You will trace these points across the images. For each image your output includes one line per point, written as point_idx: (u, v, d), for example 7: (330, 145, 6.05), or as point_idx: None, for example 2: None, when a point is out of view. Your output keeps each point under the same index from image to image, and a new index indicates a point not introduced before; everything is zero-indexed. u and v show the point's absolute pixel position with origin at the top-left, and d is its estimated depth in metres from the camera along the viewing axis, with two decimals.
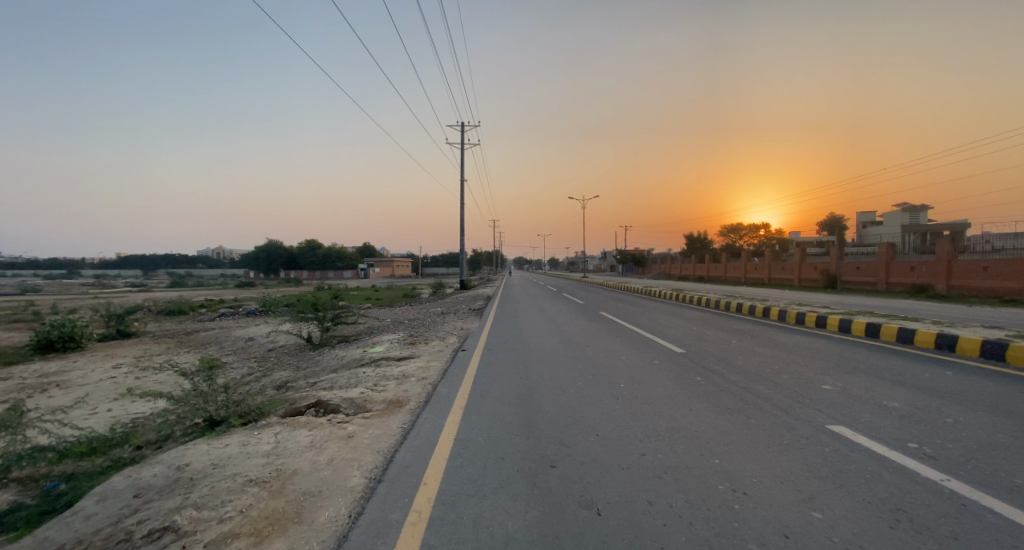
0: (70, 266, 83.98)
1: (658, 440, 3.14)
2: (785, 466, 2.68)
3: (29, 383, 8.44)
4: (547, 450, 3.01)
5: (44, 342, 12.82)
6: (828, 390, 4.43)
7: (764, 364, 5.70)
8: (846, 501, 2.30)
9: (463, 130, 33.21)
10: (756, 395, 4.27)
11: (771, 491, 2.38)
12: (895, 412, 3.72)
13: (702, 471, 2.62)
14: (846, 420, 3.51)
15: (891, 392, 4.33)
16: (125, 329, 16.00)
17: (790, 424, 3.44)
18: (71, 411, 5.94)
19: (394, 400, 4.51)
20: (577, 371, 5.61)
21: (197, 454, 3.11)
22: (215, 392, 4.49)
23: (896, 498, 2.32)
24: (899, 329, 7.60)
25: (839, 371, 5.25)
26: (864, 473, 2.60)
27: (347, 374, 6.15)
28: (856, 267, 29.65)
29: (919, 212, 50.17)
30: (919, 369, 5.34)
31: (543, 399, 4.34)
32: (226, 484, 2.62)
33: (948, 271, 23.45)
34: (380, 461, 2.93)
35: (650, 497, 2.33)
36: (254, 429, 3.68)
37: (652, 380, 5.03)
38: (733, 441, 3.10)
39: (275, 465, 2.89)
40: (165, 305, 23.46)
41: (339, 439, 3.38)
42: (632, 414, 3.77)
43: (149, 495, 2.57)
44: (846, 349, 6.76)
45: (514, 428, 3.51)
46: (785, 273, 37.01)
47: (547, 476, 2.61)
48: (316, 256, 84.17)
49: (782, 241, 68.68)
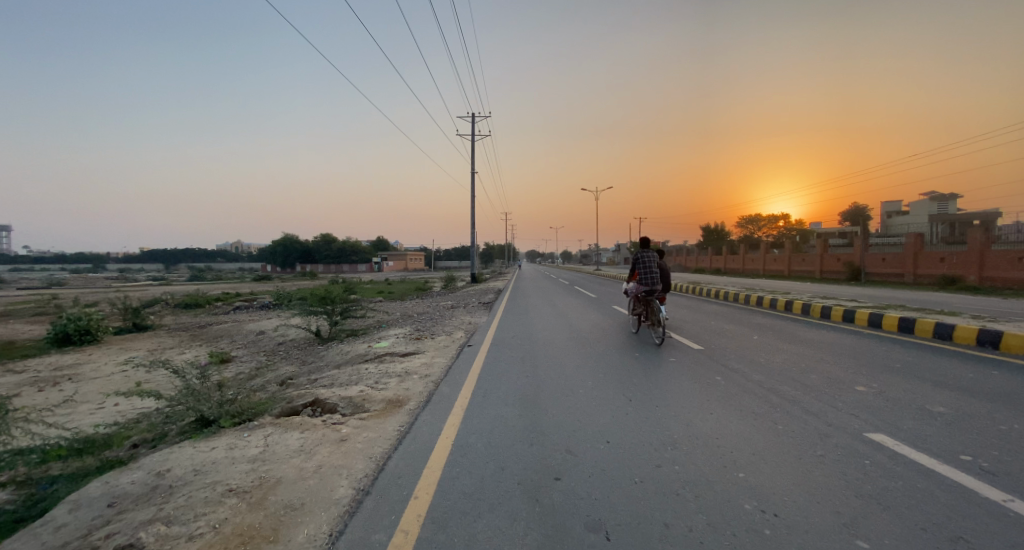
0: (94, 262, 85.51)
1: (675, 449, 2.84)
2: (820, 482, 2.32)
3: (42, 377, 8.57)
4: (551, 460, 2.75)
5: (61, 335, 13.18)
6: (862, 391, 4.02)
7: (788, 362, 5.31)
8: (901, 512, 1.97)
9: (472, 123, 32.93)
10: (782, 397, 3.94)
11: (806, 513, 2.03)
12: (942, 415, 3.31)
13: (725, 487, 2.31)
14: (887, 425, 3.14)
15: (934, 394, 3.91)
16: (141, 322, 16.36)
17: (821, 430, 3.08)
18: (79, 408, 5.99)
19: (392, 400, 4.32)
20: (586, 370, 5.35)
21: (181, 458, 2.95)
22: (208, 390, 4.36)
23: (946, 504, 2.02)
24: (936, 324, 7.06)
25: (871, 370, 4.83)
26: (914, 493, 2.13)
27: (349, 371, 5.97)
28: (881, 259, 28.39)
29: (948, 202, 47.78)
30: (962, 369, 4.85)
31: (549, 401, 4.09)
32: (204, 495, 2.43)
33: (981, 263, 22.14)
34: (371, 469, 2.72)
35: (666, 518, 2.05)
36: (245, 431, 3.51)
37: (667, 379, 4.74)
38: (759, 452, 2.76)
39: (259, 473, 2.70)
40: (182, 298, 24.03)
41: (331, 443, 3.18)
42: (646, 419, 3.47)
43: (123, 505, 2.40)
44: (877, 346, 6.31)
45: (516, 434, 3.26)
46: (807, 265, 35.76)
47: (550, 491, 2.35)
48: (331, 250, 85.55)
49: (801, 232, 66.21)
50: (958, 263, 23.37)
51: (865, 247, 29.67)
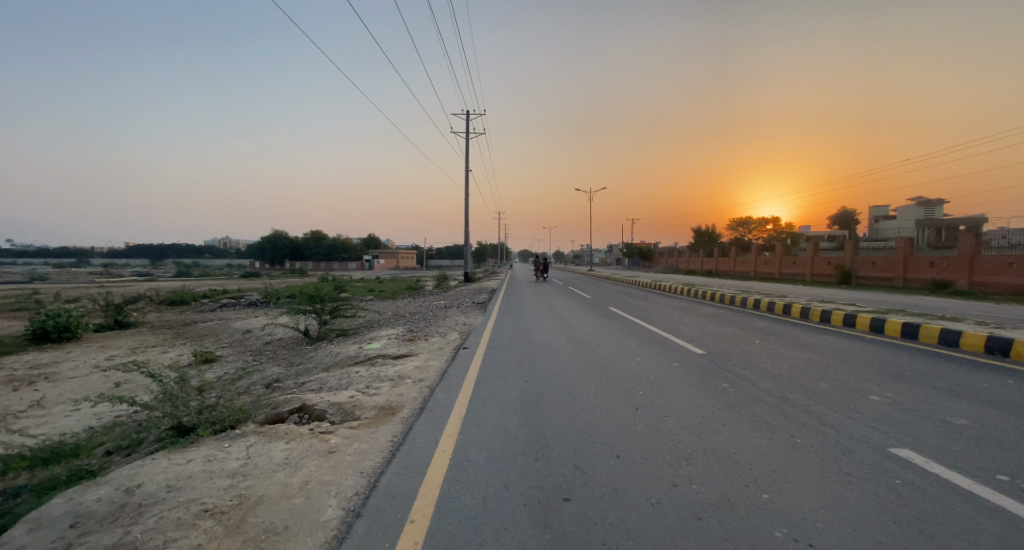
0: (78, 258, 82.42)
1: (690, 465, 2.67)
2: (852, 506, 2.14)
3: (17, 375, 8.16)
4: (559, 477, 2.55)
5: (38, 332, 12.62)
6: (877, 402, 3.88)
7: (796, 368, 5.20)
8: (949, 543, 1.79)
9: (467, 127, 33.45)
10: (795, 406, 3.79)
11: (843, 541, 1.85)
12: (966, 429, 3.17)
13: (751, 511, 2.13)
14: (910, 439, 2.98)
15: (951, 405, 3.78)
16: (123, 320, 15.80)
17: (842, 445, 2.92)
18: (52, 411, 5.66)
19: (386, 406, 4.08)
20: (588, 375, 5.20)
21: (154, 472, 2.68)
22: (187, 395, 4.08)
23: (993, 530, 1.87)
24: (940, 330, 7.03)
25: (882, 378, 4.73)
26: (957, 521, 1.96)
27: (338, 374, 5.70)
28: (872, 263, 28.79)
29: (934, 208, 48.62)
30: (974, 378, 4.75)
31: (551, 409, 3.92)
32: (177, 516, 2.18)
33: (971, 267, 22.58)
34: (362, 487, 2.49)
35: (692, 547, 1.85)
36: (226, 440, 3.25)
37: (673, 386, 4.58)
38: (780, 469, 2.59)
39: (239, 490, 2.45)
40: (167, 294, 23.39)
41: (319, 456, 2.93)
42: (655, 430, 3.29)
43: (87, 526, 2.12)
44: (883, 352, 6.23)
45: (519, 446, 3.07)
46: (798, 268, 36.16)
47: (560, 514, 2.15)
48: (320, 247, 84.36)
49: (792, 236, 67.10)
50: (947, 267, 23.81)
51: (855, 251, 30.06)
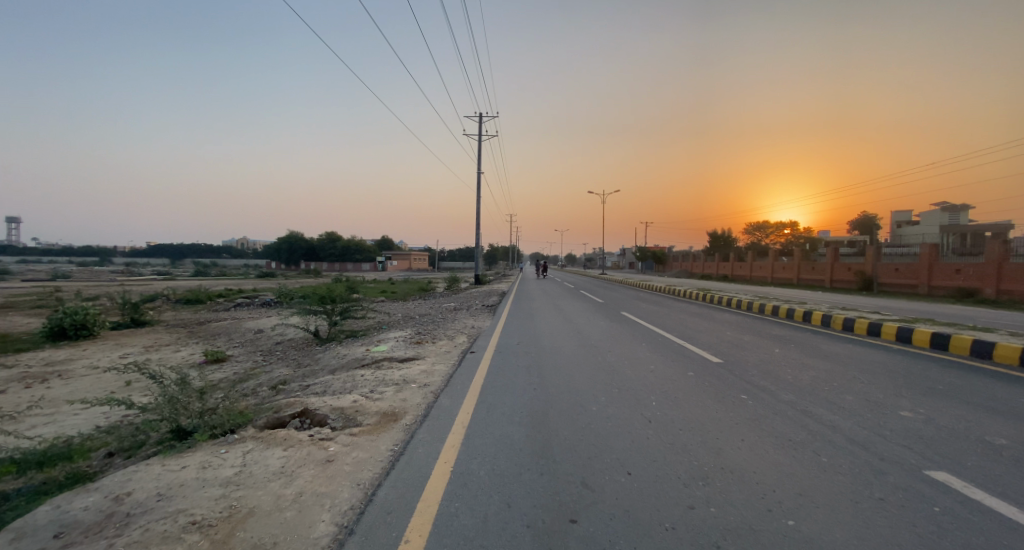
0: (102, 257, 85.14)
1: (707, 485, 2.48)
2: (886, 536, 1.93)
3: (32, 372, 8.33)
4: (565, 496, 2.39)
5: (57, 329, 12.95)
6: (908, 418, 3.61)
7: (818, 380, 4.92)
8: None
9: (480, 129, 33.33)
10: (818, 421, 3.56)
11: None
12: (1009, 450, 2.90)
13: (774, 540, 1.94)
14: (948, 461, 2.73)
15: (990, 422, 3.50)
16: (139, 318, 16.11)
17: (873, 466, 2.69)
18: (61, 410, 5.71)
19: (387, 413, 3.96)
20: (598, 384, 5.01)
21: (145, 480, 2.60)
22: (188, 398, 4.02)
23: None
24: (973, 341, 6.62)
25: (913, 392, 4.43)
26: None
27: (344, 377, 5.62)
28: (894, 269, 27.79)
29: (961, 213, 46.81)
30: (1014, 394, 4.41)
31: (559, 420, 3.77)
32: (164, 528, 2.09)
33: (999, 276, 21.53)
34: (358, 501, 2.37)
35: None
36: (223, 446, 3.16)
37: (687, 397, 4.38)
38: (806, 492, 2.38)
39: (231, 501, 2.35)
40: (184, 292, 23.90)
41: (316, 465, 2.83)
42: (669, 445, 3.12)
43: (70, 537, 2.04)
44: (911, 363, 5.89)
45: (523, 459, 2.93)
46: (817, 274, 35.13)
47: (565, 536, 2.00)
48: (334, 247, 85.49)
49: (811, 240, 65.30)
50: (974, 275, 22.80)
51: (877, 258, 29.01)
